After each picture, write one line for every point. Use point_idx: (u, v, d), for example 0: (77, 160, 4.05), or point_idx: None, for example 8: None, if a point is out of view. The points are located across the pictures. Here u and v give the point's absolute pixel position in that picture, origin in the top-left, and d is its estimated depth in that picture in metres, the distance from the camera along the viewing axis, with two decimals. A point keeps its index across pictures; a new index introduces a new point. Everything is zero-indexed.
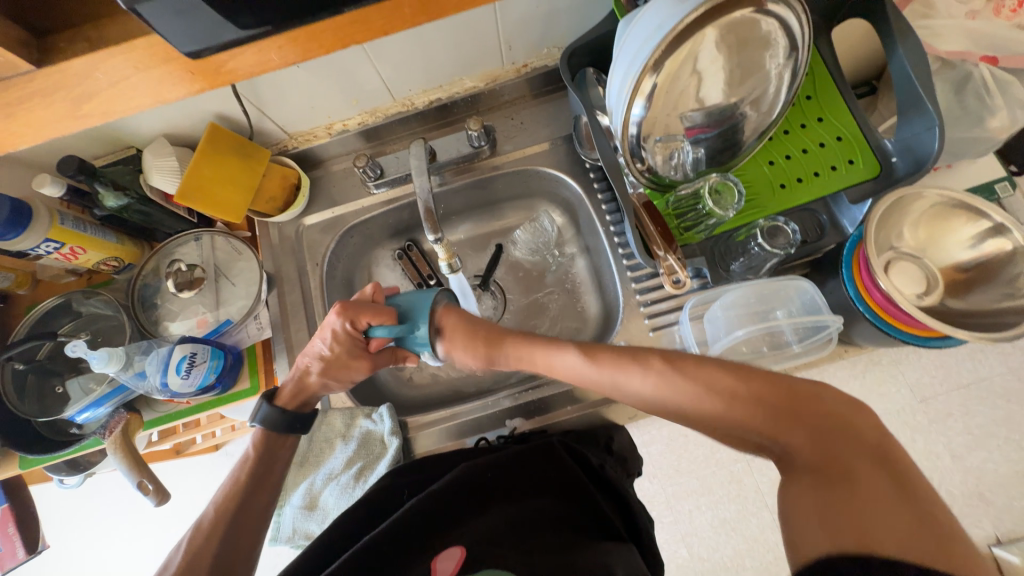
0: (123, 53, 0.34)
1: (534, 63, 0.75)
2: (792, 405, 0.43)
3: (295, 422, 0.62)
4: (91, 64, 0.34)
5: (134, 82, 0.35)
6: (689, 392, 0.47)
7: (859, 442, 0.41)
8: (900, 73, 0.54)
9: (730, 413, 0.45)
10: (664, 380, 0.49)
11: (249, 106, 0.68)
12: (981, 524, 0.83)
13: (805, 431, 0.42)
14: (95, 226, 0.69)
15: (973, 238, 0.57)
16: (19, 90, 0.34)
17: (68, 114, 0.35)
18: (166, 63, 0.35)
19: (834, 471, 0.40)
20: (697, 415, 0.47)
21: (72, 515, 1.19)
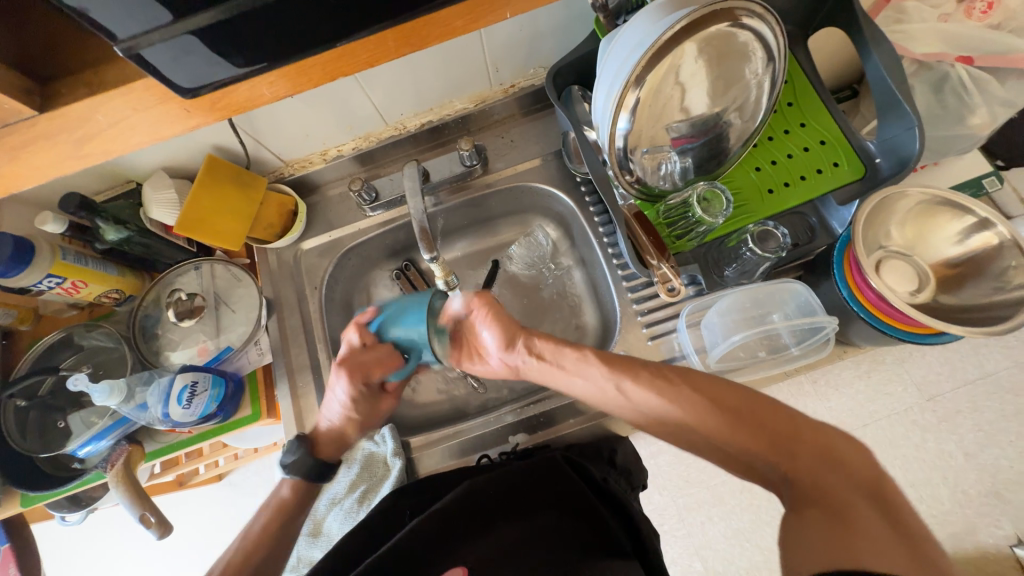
0: (123, 96, 0.35)
1: (521, 83, 0.78)
2: (776, 429, 0.45)
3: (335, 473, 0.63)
4: (92, 106, 0.34)
5: (134, 121, 0.36)
6: (688, 406, 0.49)
7: (846, 474, 0.42)
8: (876, 77, 0.56)
9: (727, 433, 0.47)
10: (666, 393, 0.50)
11: (246, 136, 0.70)
12: (1001, 523, 0.81)
13: (788, 456, 0.44)
14: (96, 259, 0.70)
15: (960, 233, 0.57)
16: (19, 135, 0.34)
17: (70, 155, 0.36)
18: (164, 102, 0.36)
19: (821, 497, 0.41)
20: (694, 429, 0.48)
21: (74, 554, 1.16)
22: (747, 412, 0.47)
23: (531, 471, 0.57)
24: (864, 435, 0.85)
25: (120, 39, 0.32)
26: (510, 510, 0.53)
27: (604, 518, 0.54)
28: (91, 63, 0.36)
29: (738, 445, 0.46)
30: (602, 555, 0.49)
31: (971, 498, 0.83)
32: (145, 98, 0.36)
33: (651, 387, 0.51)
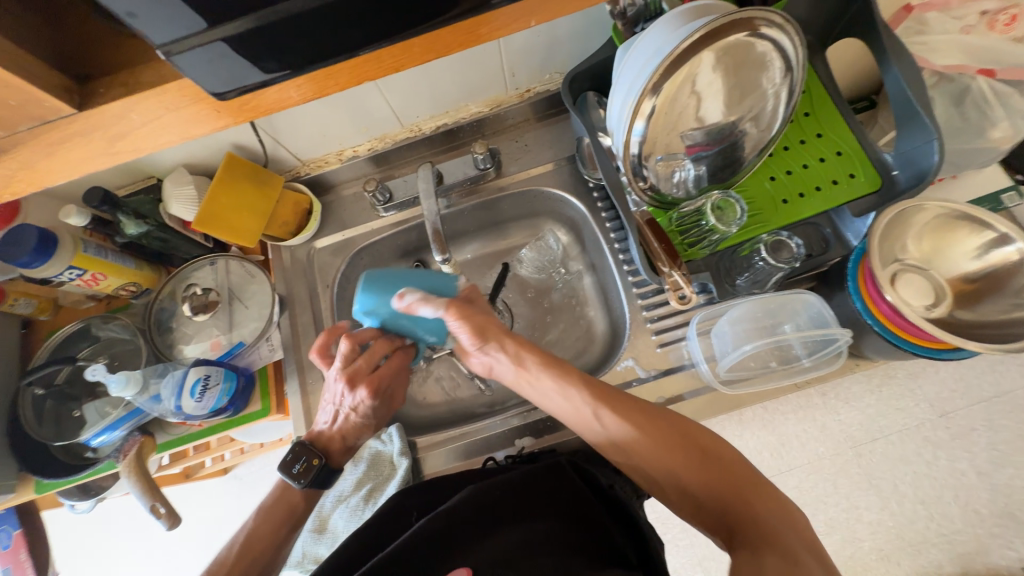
0: (156, 96, 0.36)
1: (537, 88, 0.78)
2: (721, 467, 0.48)
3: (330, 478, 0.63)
4: (126, 106, 0.35)
5: (166, 121, 0.37)
6: (649, 435, 0.51)
7: (781, 516, 0.45)
8: (896, 89, 0.56)
9: (678, 466, 0.49)
10: (635, 422, 0.51)
11: (265, 135, 0.71)
12: (1015, 545, 0.80)
13: (730, 493, 0.47)
14: (116, 252, 0.71)
15: (979, 248, 0.57)
16: (58, 131, 0.35)
17: (103, 151, 0.37)
18: (195, 102, 0.37)
19: (758, 537, 0.43)
20: (651, 460, 0.50)
21: (81, 542, 1.18)
22: (698, 449, 0.49)
23: (535, 476, 0.57)
24: (874, 450, 0.84)
25: (169, 45, 0.32)
26: (514, 515, 0.53)
27: (608, 528, 0.54)
28: (126, 63, 0.37)
29: (685, 479, 0.49)
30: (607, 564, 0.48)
31: (984, 519, 0.81)
32: (177, 99, 0.36)
33: (622, 414, 0.52)
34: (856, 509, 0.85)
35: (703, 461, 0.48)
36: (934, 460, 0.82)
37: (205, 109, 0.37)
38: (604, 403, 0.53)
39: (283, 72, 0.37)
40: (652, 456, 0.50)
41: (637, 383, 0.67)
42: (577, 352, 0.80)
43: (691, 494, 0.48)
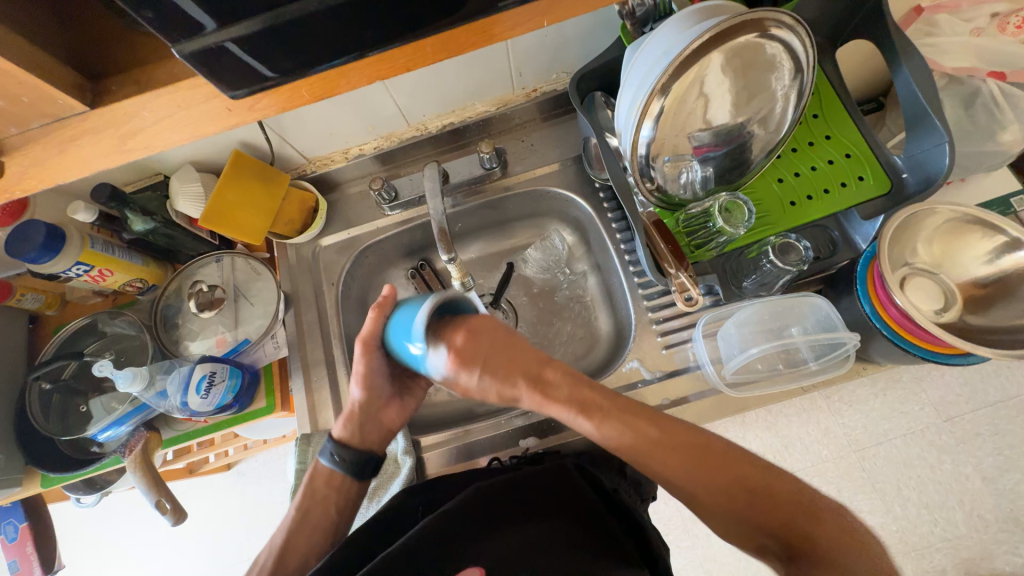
0: (169, 94, 0.35)
1: (543, 87, 0.78)
2: (767, 489, 0.48)
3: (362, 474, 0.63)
4: (138, 103, 0.34)
5: (178, 118, 0.36)
6: (693, 461, 0.50)
7: (834, 530, 0.45)
8: (907, 92, 0.55)
9: (719, 494, 0.49)
10: (677, 453, 0.50)
11: (272, 134, 0.71)
12: (1018, 551, 0.79)
13: (781, 516, 0.47)
14: (123, 249, 0.72)
15: (989, 253, 0.56)
16: (73, 129, 0.35)
17: (115, 149, 0.36)
18: (208, 101, 0.36)
19: (827, 567, 0.43)
20: (699, 487, 0.49)
21: (86, 535, 1.19)
22: (742, 471, 0.49)
23: (537, 476, 0.57)
24: (878, 454, 0.84)
25: (184, 42, 0.32)
26: (518, 514, 0.53)
27: (610, 526, 0.54)
28: (139, 61, 0.37)
29: (731, 503, 0.48)
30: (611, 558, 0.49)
31: (989, 524, 0.81)
32: (190, 97, 0.36)
33: (664, 445, 0.50)
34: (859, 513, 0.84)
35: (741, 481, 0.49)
36: (939, 464, 0.81)
37: (217, 107, 0.37)
38: (646, 435, 0.51)
39: (295, 72, 0.37)
40: (701, 486, 0.49)
41: (641, 384, 0.67)
42: (581, 353, 0.80)
43: (730, 513, 0.49)
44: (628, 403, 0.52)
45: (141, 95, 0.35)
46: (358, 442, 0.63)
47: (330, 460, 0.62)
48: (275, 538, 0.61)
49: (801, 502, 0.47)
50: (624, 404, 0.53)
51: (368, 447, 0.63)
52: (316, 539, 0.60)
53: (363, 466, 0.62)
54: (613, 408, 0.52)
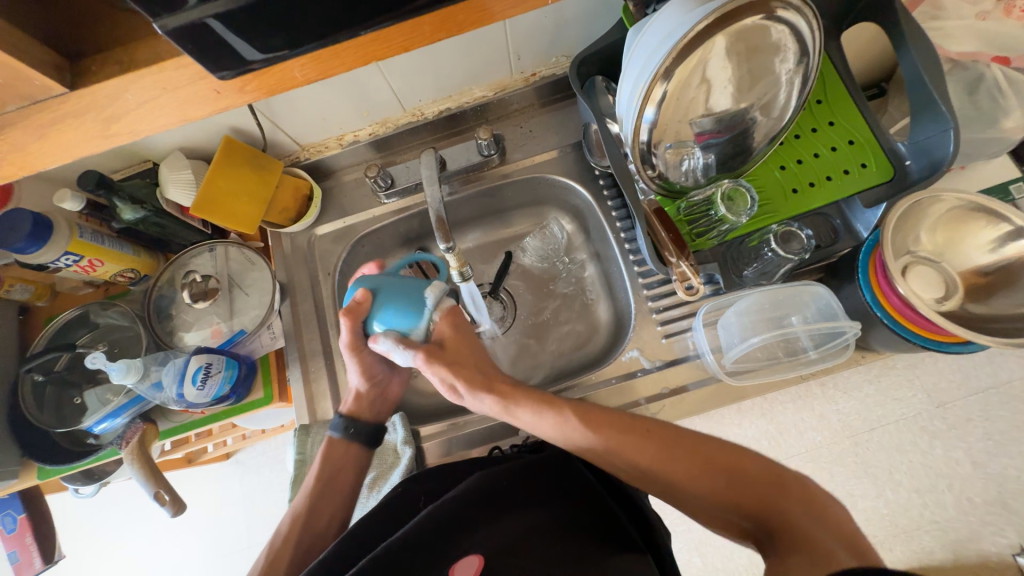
0: (152, 75, 0.34)
1: (542, 72, 0.76)
2: (734, 469, 0.52)
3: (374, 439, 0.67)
4: (121, 85, 0.34)
5: (163, 101, 0.36)
6: (655, 456, 0.54)
7: (807, 512, 0.48)
8: (912, 76, 0.54)
9: (694, 479, 0.53)
10: (643, 446, 0.54)
11: (263, 119, 0.69)
12: (1004, 533, 0.81)
13: (749, 492, 0.51)
14: (112, 238, 0.70)
15: (993, 242, 0.56)
16: (50, 112, 0.34)
17: (97, 134, 0.35)
18: (194, 83, 0.35)
19: (791, 535, 0.47)
20: (669, 478, 0.53)
21: (86, 524, 1.19)
22: (705, 455, 0.53)
23: (545, 465, 0.57)
24: (871, 439, 0.85)
25: (163, 16, 0.29)
26: (525, 500, 0.53)
27: (613, 514, 0.56)
28: (118, 39, 0.36)
29: (698, 487, 0.53)
30: (614, 552, 0.51)
31: (977, 507, 0.82)
32: (174, 78, 0.35)
33: (630, 444, 0.55)
34: (851, 497, 0.86)
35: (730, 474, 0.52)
36: (930, 450, 0.83)
37: (204, 89, 0.36)
38: (610, 428, 0.56)
39: (283, 51, 0.35)
40: (670, 472, 0.53)
41: (640, 374, 0.67)
42: (581, 342, 0.80)
43: (712, 508, 0.53)
44: (598, 408, 0.58)
45: (123, 76, 0.34)
46: (368, 415, 0.68)
47: (343, 433, 0.66)
48: (294, 506, 0.65)
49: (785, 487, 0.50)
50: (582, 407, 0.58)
51: (379, 417, 0.69)
52: (337, 505, 0.64)
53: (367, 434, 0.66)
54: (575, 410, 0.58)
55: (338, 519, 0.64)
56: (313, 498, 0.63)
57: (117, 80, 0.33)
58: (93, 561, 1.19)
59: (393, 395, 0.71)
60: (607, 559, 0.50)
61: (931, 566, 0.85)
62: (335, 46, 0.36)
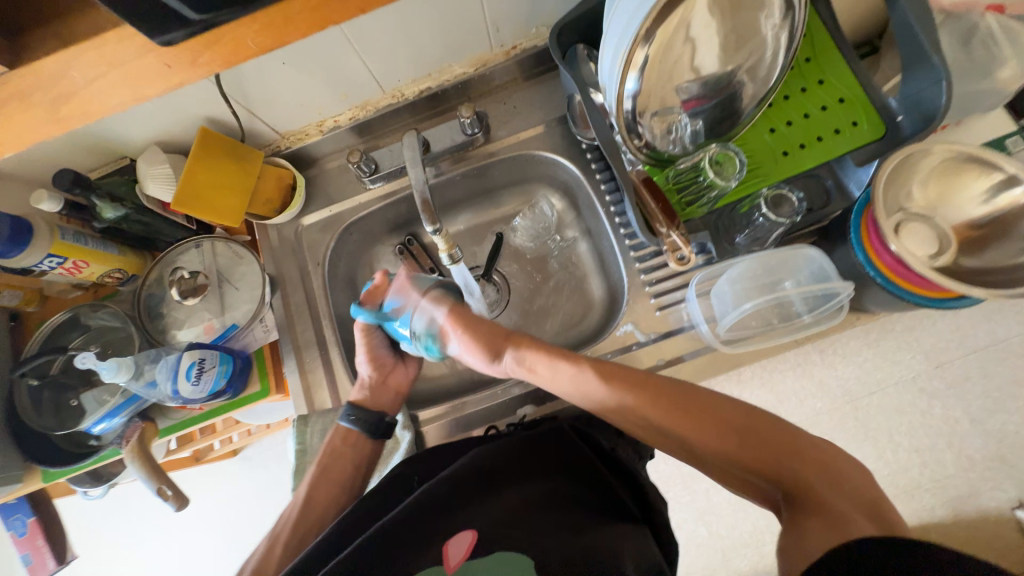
0: (96, 49, 0.35)
1: (523, 44, 0.74)
2: (757, 433, 0.50)
3: (378, 427, 0.66)
4: (64, 62, 0.35)
5: (111, 78, 0.36)
6: (676, 415, 0.53)
7: (823, 471, 0.47)
8: (902, 26, 0.52)
9: (707, 438, 0.52)
10: (661, 404, 0.53)
11: (239, 108, 0.67)
12: (1002, 486, 0.83)
13: (770, 456, 0.49)
14: (96, 239, 0.69)
15: (986, 192, 0.55)
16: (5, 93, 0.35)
17: (49, 115, 0.36)
18: (142, 56, 0.36)
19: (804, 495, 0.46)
20: (691, 439, 0.52)
21: (100, 526, 1.21)
22: (728, 417, 0.52)
23: (539, 440, 0.56)
24: (870, 403, 0.85)
25: None
26: (521, 476, 0.53)
27: (610, 486, 0.55)
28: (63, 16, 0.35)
29: (717, 451, 0.51)
30: (609, 522, 0.51)
31: (975, 463, 0.83)
32: (119, 52, 0.36)
33: (652, 404, 0.54)
34: None
35: (747, 434, 0.50)
36: (928, 409, 0.83)
37: (154, 63, 0.37)
38: (633, 390, 0.55)
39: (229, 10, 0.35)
40: (692, 434, 0.52)
41: (636, 347, 0.67)
42: (577, 319, 0.79)
43: (723, 465, 0.52)
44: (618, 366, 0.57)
45: (64, 52, 0.35)
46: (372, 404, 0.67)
47: (349, 420, 0.65)
48: (299, 493, 0.65)
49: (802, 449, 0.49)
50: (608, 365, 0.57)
51: (383, 409, 0.67)
52: (334, 489, 0.65)
53: (375, 421, 0.65)
54: (599, 368, 0.57)
55: (334, 503, 0.65)
56: (313, 481, 0.64)
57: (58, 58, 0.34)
58: (111, 561, 1.21)
59: (399, 386, 0.71)
60: (603, 527, 0.50)
61: (931, 523, 0.86)
62: (282, 8, 0.36)
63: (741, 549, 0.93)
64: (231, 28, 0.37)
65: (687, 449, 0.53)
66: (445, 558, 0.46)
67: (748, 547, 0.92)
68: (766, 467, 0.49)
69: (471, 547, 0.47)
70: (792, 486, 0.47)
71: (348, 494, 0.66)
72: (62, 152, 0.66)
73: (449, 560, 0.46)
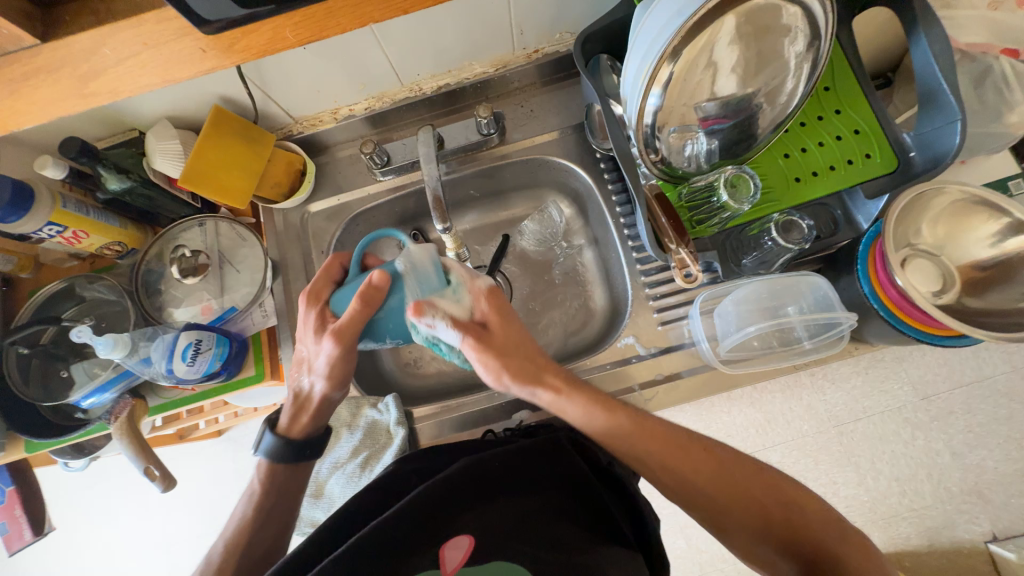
0: (132, 29, 0.37)
1: (545, 49, 0.74)
2: (795, 506, 0.50)
3: (303, 449, 0.60)
4: (98, 40, 0.37)
5: (145, 57, 0.38)
6: (717, 481, 0.52)
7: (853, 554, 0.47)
8: (922, 65, 0.53)
9: (744, 509, 0.51)
10: (708, 463, 0.52)
11: (255, 89, 0.66)
12: (978, 521, 0.84)
13: (802, 535, 0.49)
14: (98, 209, 0.68)
15: (994, 236, 0.56)
16: (27, 65, 0.37)
17: (75, 90, 0.38)
18: (181, 36, 0.38)
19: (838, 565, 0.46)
20: (723, 501, 0.51)
21: (76, 498, 1.19)
22: (767, 486, 0.51)
23: (535, 450, 0.56)
24: (856, 429, 0.86)
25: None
26: (516, 486, 0.53)
27: (606, 503, 0.56)
28: None
29: (749, 523, 0.51)
30: (600, 542, 0.51)
31: (954, 496, 0.84)
32: (158, 32, 0.38)
33: (691, 462, 0.52)
34: (833, 484, 0.87)
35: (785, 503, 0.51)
36: (912, 440, 0.84)
37: (189, 47, 0.39)
38: (678, 447, 0.52)
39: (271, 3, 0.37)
40: (732, 502, 0.51)
41: (635, 360, 0.67)
42: (576, 327, 0.79)
43: (751, 538, 0.52)
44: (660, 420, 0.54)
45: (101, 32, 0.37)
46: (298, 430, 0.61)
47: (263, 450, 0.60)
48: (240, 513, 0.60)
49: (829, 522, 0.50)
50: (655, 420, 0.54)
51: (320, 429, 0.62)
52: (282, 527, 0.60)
53: (311, 450, 0.61)
54: (643, 419, 0.54)
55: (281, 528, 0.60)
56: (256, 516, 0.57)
57: (95, 34, 0.37)
58: (86, 533, 1.19)
59: (336, 403, 0.62)
60: (595, 547, 0.50)
61: (906, 551, 0.87)
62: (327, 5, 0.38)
63: (718, 565, 0.94)
64: (272, 20, 0.38)
65: (715, 513, 0.52)
66: (442, 561, 0.47)
67: (726, 562, 0.93)
68: (792, 540, 0.49)
69: (467, 554, 0.48)
70: (817, 563, 0.47)
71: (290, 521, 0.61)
72: (70, 119, 0.65)
73: (445, 564, 0.47)
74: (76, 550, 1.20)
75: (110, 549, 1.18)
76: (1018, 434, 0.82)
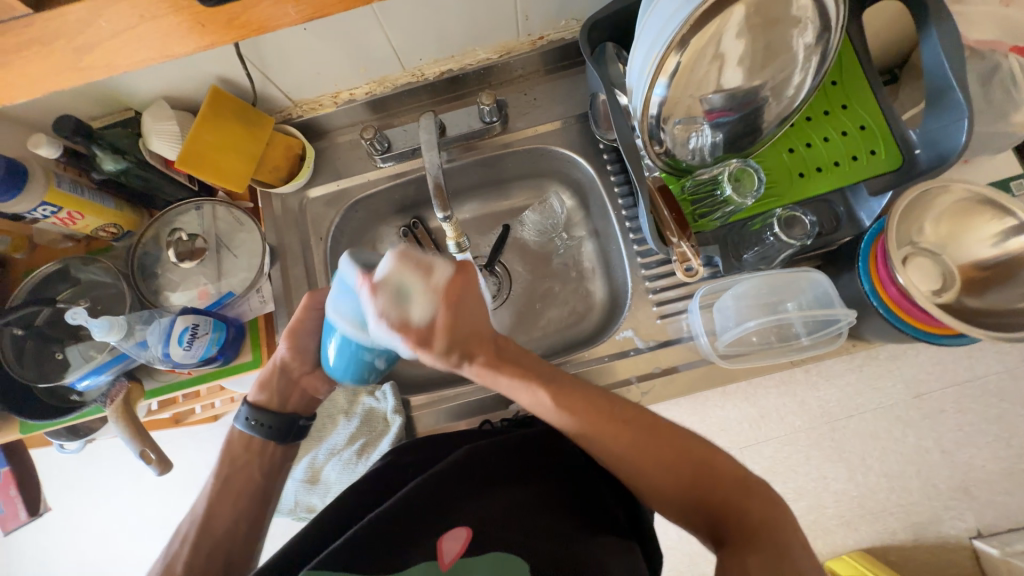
0: (128, 0, 0.36)
1: (550, 36, 0.72)
2: (708, 467, 0.51)
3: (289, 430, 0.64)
4: (94, 12, 0.36)
5: (141, 32, 0.38)
6: (632, 448, 0.52)
7: (772, 512, 0.48)
8: (932, 61, 0.52)
9: (659, 471, 0.51)
10: (621, 431, 0.53)
11: (254, 70, 0.65)
12: (964, 517, 0.85)
13: (705, 492, 0.50)
14: (93, 190, 0.67)
15: (996, 236, 0.56)
16: (16, 36, 0.36)
17: (71, 65, 0.38)
18: (176, 12, 0.37)
19: (748, 522, 0.47)
20: (637, 462, 0.52)
21: (72, 480, 1.20)
22: (680, 451, 0.52)
23: (530, 444, 0.58)
24: (848, 425, 0.86)
25: None
26: (513, 476, 0.54)
27: (598, 492, 0.57)
28: None
29: (666, 482, 0.51)
30: (598, 533, 0.51)
31: (941, 492, 0.85)
32: (154, 6, 0.37)
33: (608, 426, 0.53)
34: (824, 479, 0.88)
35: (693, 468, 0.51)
36: (903, 437, 0.85)
37: (186, 21, 0.38)
38: (595, 415, 0.53)
39: None
40: (648, 462, 0.52)
41: (633, 353, 0.67)
42: (575, 319, 0.79)
43: (671, 504, 0.52)
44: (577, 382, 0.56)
45: (96, 2, 0.36)
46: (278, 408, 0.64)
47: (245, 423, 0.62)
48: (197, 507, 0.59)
49: (742, 482, 0.50)
50: (580, 386, 0.56)
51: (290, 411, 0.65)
52: (243, 507, 0.60)
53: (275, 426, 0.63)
54: (560, 390, 0.55)
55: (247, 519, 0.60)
56: None
57: (90, 6, 0.35)
58: (81, 515, 1.20)
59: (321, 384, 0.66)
60: (591, 536, 0.50)
61: (892, 546, 0.88)
62: None
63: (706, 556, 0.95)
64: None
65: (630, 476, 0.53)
66: (440, 554, 0.46)
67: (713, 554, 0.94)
68: (710, 505, 0.50)
69: (465, 545, 0.47)
70: (727, 524, 0.48)
71: (260, 510, 0.61)
72: (64, 97, 0.63)
73: (442, 556, 0.46)
74: (71, 530, 1.20)
75: (105, 531, 1.19)
76: (1008, 434, 0.83)
